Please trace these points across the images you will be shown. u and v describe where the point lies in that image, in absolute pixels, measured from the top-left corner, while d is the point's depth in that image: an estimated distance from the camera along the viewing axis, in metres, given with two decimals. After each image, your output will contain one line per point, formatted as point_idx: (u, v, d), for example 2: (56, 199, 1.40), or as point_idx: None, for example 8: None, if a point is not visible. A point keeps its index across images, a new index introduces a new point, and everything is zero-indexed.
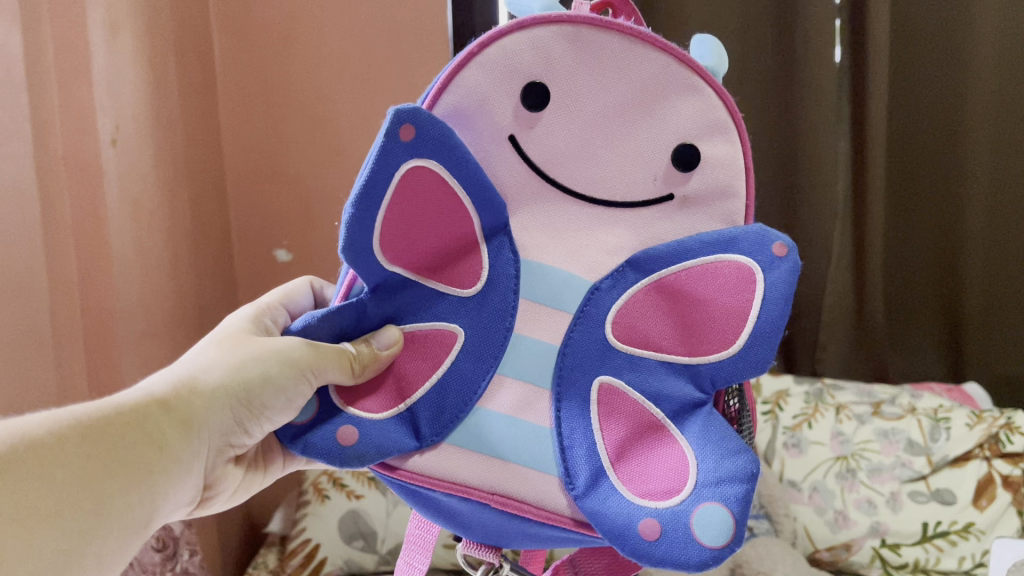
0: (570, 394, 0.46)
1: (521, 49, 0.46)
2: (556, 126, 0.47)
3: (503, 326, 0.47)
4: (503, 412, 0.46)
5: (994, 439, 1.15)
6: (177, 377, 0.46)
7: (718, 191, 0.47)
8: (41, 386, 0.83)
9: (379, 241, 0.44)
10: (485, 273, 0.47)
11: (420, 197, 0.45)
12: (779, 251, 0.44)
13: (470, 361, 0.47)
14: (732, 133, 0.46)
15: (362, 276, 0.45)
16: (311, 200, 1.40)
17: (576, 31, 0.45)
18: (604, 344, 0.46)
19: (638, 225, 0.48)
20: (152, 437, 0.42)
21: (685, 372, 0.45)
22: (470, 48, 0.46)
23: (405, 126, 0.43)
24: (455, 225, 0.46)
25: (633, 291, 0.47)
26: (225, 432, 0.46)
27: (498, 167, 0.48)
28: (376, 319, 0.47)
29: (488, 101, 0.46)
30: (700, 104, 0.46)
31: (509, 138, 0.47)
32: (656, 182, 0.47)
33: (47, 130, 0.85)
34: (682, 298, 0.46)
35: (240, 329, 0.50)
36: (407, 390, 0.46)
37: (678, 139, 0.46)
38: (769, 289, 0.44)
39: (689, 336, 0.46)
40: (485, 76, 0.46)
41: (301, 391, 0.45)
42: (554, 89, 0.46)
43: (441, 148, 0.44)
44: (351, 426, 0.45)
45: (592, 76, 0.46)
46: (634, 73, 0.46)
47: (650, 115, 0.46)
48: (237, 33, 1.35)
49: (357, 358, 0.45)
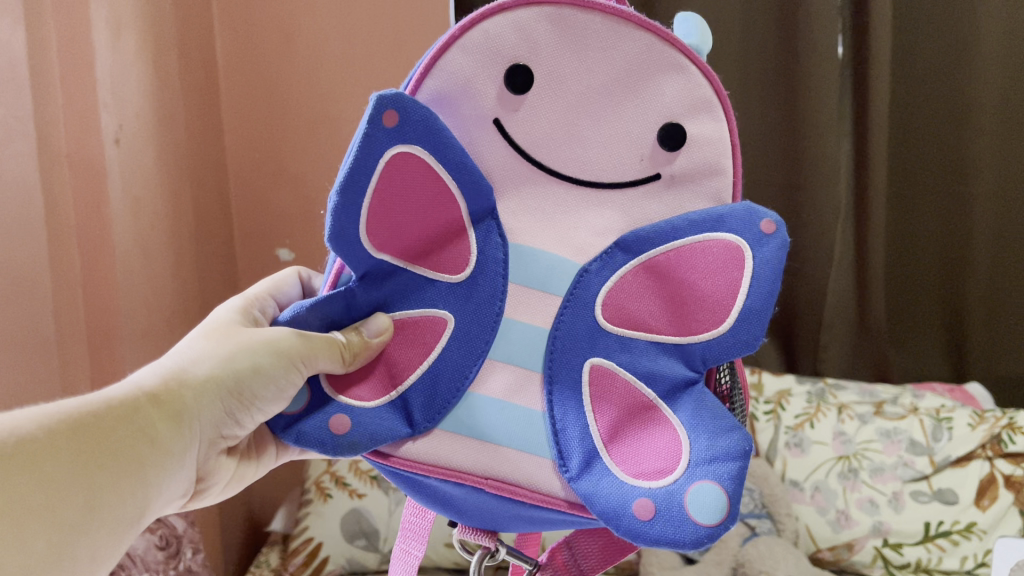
0: (561, 377, 0.46)
1: (504, 31, 0.46)
2: (541, 107, 0.47)
3: (491, 311, 0.47)
4: (494, 397, 0.46)
5: (997, 439, 1.14)
6: (166, 370, 0.46)
7: (704, 169, 0.47)
8: (44, 382, 0.83)
9: (366, 229, 0.44)
10: (473, 258, 0.47)
11: (406, 185, 0.45)
12: (767, 229, 0.45)
13: (459, 348, 0.47)
14: (718, 111, 0.46)
15: (350, 264, 0.45)
16: (312, 198, 1.40)
17: (558, 12, 0.45)
18: (594, 326, 0.46)
19: (626, 207, 0.48)
20: (143, 431, 0.42)
21: (676, 353, 0.46)
22: (452, 31, 0.46)
23: (388, 112, 0.43)
24: (441, 212, 0.46)
25: (622, 273, 0.47)
26: (215, 423, 0.46)
27: (485, 152, 0.48)
28: (366, 306, 0.47)
29: (471, 83, 0.47)
30: (685, 83, 0.46)
31: (495, 121, 0.47)
32: (643, 162, 0.47)
33: (51, 129, 0.85)
34: (671, 280, 0.46)
35: (229, 321, 0.50)
36: (399, 376, 0.47)
37: (665, 118, 0.46)
38: (759, 266, 0.44)
39: (679, 318, 0.46)
40: (469, 60, 0.46)
41: (291, 381, 0.45)
42: (537, 70, 0.46)
43: (426, 134, 0.44)
44: (343, 415, 0.45)
45: (575, 56, 0.46)
46: (617, 52, 0.46)
47: (635, 94, 0.46)
48: (238, 31, 1.36)
49: (347, 348, 0.45)
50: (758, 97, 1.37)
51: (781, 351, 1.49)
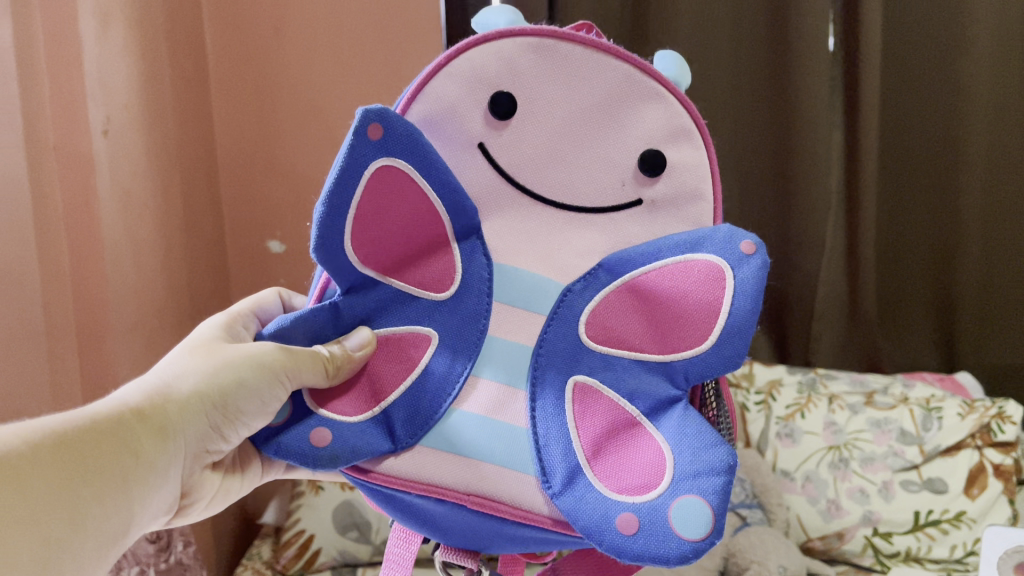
0: (544, 392, 0.46)
1: (488, 60, 0.48)
2: (524, 132, 0.49)
3: (476, 327, 0.48)
4: (477, 412, 0.46)
5: (986, 429, 1.15)
6: (150, 386, 0.46)
7: (685, 195, 0.48)
8: (29, 374, 0.83)
9: (352, 239, 0.45)
10: (457, 276, 0.48)
11: (390, 197, 0.45)
12: (748, 249, 0.45)
13: (445, 361, 0.47)
14: (697, 139, 0.48)
15: (336, 275, 0.45)
16: (303, 190, 1.40)
17: (541, 42, 0.47)
18: (577, 343, 0.47)
19: (608, 228, 0.49)
20: (129, 446, 0.42)
21: (659, 370, 0.45)
22: (439, 60, 0.48)
23: (373, 126, 0.44)
24: (424, 225, 0.47)
25: (606, 291, 0.47)
26: (201, 438, 0.46)
27: (469, 173, 0.49)
28: (350, 321, 0.47)
29: (456, 108, 0.48)
30: (664, 111, 0.48)
31: (479, 145, 0.49)
32: (625, 187, 0.49)
33: (38, 120, 0.85)
34: (654, 297, 0.46)
35: (212, 337, 0.50)
36: (382, 392, 0.47)
37: (645, 145, 0.48)
38: (740, 286, 0.44)
39: (661, 334, 0.46)
40: (454, 86, 0.48)
41: (276, 395, 0.45)
42: (519, 97, 0.48)
43: (409, 147, 0.45)
44: (325, 429, 0.45)
45: (558, 84, 0.48)
46: (600, 80, 0.48)
47: (617, 121, 0.48)
48: (228, 21, 1.35)
49: (330, 361, 0.45)
50: (751, 90, 1.37)
51: (774, 343, 1.48)
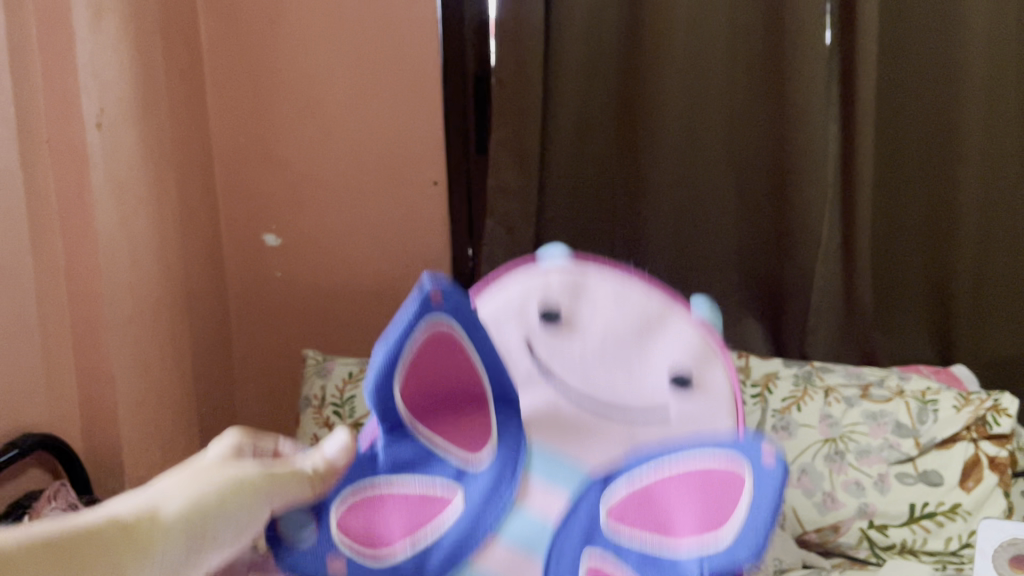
0: (556, 560, 0.59)
1: (550, 281, 0.66)
2: (570, 340, 0.65)
3: (501, 490, 0.62)
4: (492, 568, 0.60)
5: (982, 421, 1.13)
6: (139, 507, 0.44)
7: (703, 417, 0.62)
8: (20, 357, 0.87)
9: (399, 388, 0.62)
10: (493, 438, 0.64)
11: (434, 356, 0.62)
12: (766, 463, 0.54)
13: (474, 509, 0.61)
14: (719, 368, 0.63)
15: (383, 412, 0.62)
16: (298, 184, 1.46)
17: (585, 275, 0.65)
18: (591, 521, 0.59)
19: (630, 431, 0.63)
20: (108, 562, 0.39)
21: (676, 551, 0.55)
22: (505, 274, 0.69)
23: (434, 293, 0.60)
24: (466, 387, 0.64)
25: (625, 488, 0.60)
26: (180, 564, 0.44)
27: (519, 366, 0.67)
28: (395, 467, 0.62)
29: (517, 309, 0.67)
30: (690, 346, 0.63)
31: (528, 343, 0.66)
32: (653, 402, 0.63)
33: (31, 114, 0.88)
34: (666, 491, 0.58)
35: (212, 467, 0.51)
36: (413, 529, 0.60)
37: (672, 372, 0.63)
38: (759, 491, 0.54)
39: (673, 520, 0.57)
40: (517, 292, 0.67)
41: (233, 533, 0.48)
42: (565, 309, 0.65)
43: (457, 316, 0.62)
44: (340, 561, 0.58)
45: (603, 310, 0.64)
46: (636, 311, 0.64)
47: (649, 346, 0.64)
48: (222, 20, 1.40)
49: (314, 475, 0.58)
50: (747, 81, 1.36)
51: (769, 335, 1.48)
